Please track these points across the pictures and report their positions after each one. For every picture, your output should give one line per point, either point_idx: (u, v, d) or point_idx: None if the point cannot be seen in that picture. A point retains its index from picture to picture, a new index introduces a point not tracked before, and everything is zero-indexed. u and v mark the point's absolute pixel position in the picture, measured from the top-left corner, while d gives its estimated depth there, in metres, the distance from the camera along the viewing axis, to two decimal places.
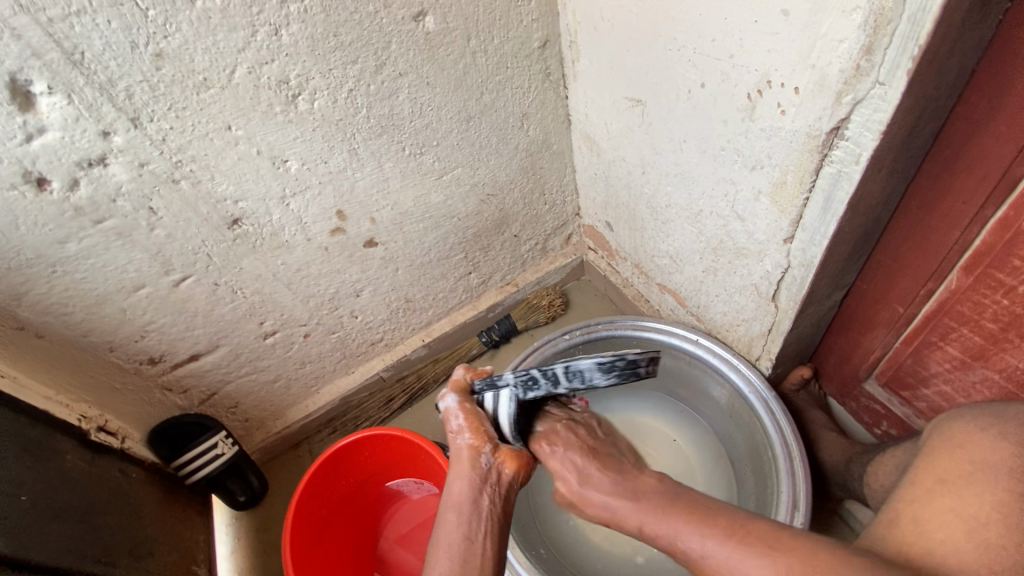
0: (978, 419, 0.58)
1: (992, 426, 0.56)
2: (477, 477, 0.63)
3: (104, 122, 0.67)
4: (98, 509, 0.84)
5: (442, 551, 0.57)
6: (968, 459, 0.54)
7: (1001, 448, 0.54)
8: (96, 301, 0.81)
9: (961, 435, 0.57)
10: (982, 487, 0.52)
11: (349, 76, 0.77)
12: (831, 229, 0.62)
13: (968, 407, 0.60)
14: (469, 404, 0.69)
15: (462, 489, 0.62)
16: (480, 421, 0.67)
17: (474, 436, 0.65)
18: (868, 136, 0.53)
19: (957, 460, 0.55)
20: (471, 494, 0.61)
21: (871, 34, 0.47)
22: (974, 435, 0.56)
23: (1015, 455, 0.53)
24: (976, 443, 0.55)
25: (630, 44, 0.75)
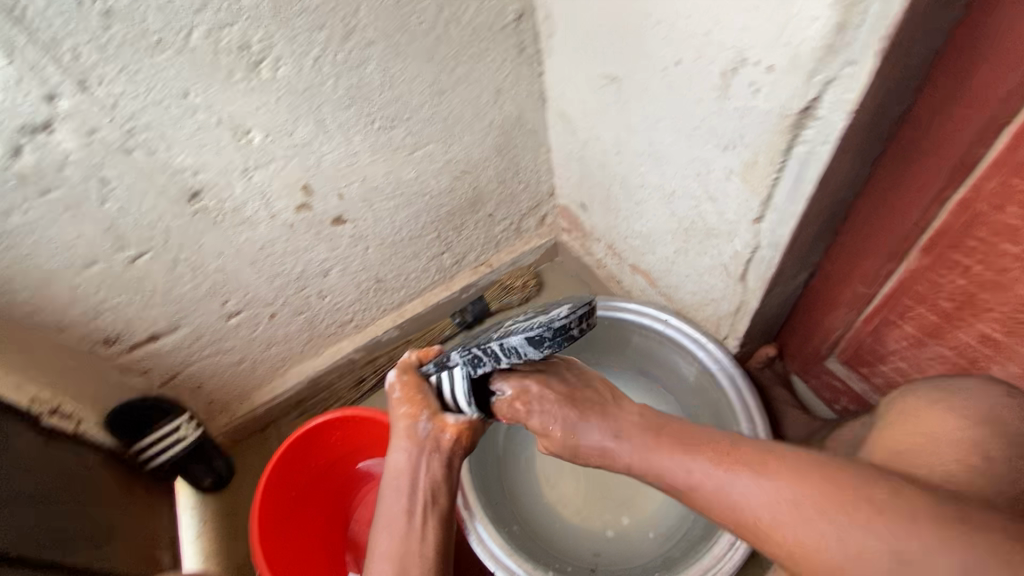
0: (930, 392, 0.61)
1: (946, 398, 0.59)
2: (415, 448, 0.70)
3: (48, 85, 0.62)
4: (53, 496, 0.81)
5: (384, 521, 0.65)
6: (923, 430, 0.57)
7: (955, 417, 0.57)
8: (45, 278, 0.77)
9: (916, 408, 0.59)
10: (940, 453, 0.54)
11: (315, 43, 0.74)
12: (800, 209, 0.64)
13: (922, 381, 0.64)
14: (411, 376, 0.75)
15: (402, 461, 0.70)
16: (419, 390, 0.74)
17: (410, 411, 0.72)
18: (838, 116, 0.53)
19: (913, 429, 0.58)
20: (411, 464, 0.69)
21: (844, 13, 0.47)
22: (927, 408, 0.59)
23: (969, 424, 0.55)
24: (930, 413, 0.58)
25: (606, 18, 0.74)
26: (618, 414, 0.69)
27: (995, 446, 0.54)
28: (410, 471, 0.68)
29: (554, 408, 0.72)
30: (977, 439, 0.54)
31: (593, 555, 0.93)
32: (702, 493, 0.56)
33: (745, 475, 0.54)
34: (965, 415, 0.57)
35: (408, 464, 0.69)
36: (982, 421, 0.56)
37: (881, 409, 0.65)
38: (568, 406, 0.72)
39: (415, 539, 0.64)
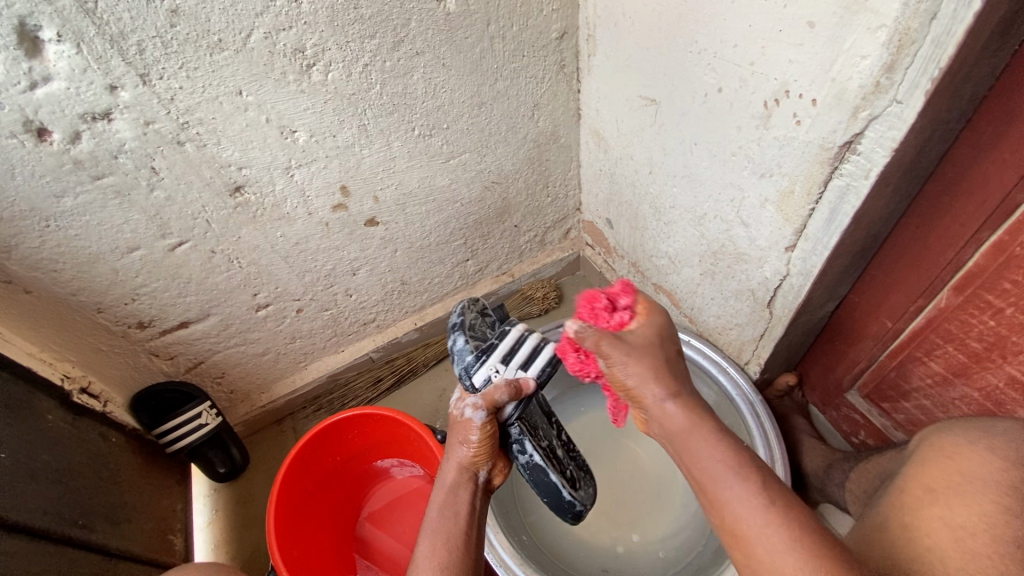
0: (966, 434, 0.59)
1: (978, 441, 0.57)
2: (475, 491, 0.65)
3: (112, 76, 0.65)
4: (76, 472, 0.83)
5: (438, 540, 0.58)
6: (958, 472, 0.56)
7: (989, 461, 0.55)
8: (89, 259, 0.79)
9: (951, 449, 0.58)
10: (970, 497, 0.53)
11: (366, 50, 0.76)
12: (834, 240, 0.64)
13: (957, 421, 0.62)
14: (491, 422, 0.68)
15: (461, 495, 0.63)
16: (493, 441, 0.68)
17: (474, 451, 0.66)
18: (879, 152, 0.54)
19: (947, 471, 0.56)
20: (468, 498, 0.64)
21: (894, 53, 0.48)
22: (962, 449, 0.58)
23: (1002, 469, 0.54)
24: (965, 454, 0.57)
25: (650, 43, 0.76)
26: (678, 379, 0.58)
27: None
28: (458, 501, 0.62)
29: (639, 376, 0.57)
30: (1007, 485, 0.53)
31: (601, 572, 0.92)
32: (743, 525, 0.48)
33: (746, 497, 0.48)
34: (997, 459, 0.55)
35: (445, 516, 0.60)
36: (1016, 467, 0.54)
37: (915, 445, 0.64)
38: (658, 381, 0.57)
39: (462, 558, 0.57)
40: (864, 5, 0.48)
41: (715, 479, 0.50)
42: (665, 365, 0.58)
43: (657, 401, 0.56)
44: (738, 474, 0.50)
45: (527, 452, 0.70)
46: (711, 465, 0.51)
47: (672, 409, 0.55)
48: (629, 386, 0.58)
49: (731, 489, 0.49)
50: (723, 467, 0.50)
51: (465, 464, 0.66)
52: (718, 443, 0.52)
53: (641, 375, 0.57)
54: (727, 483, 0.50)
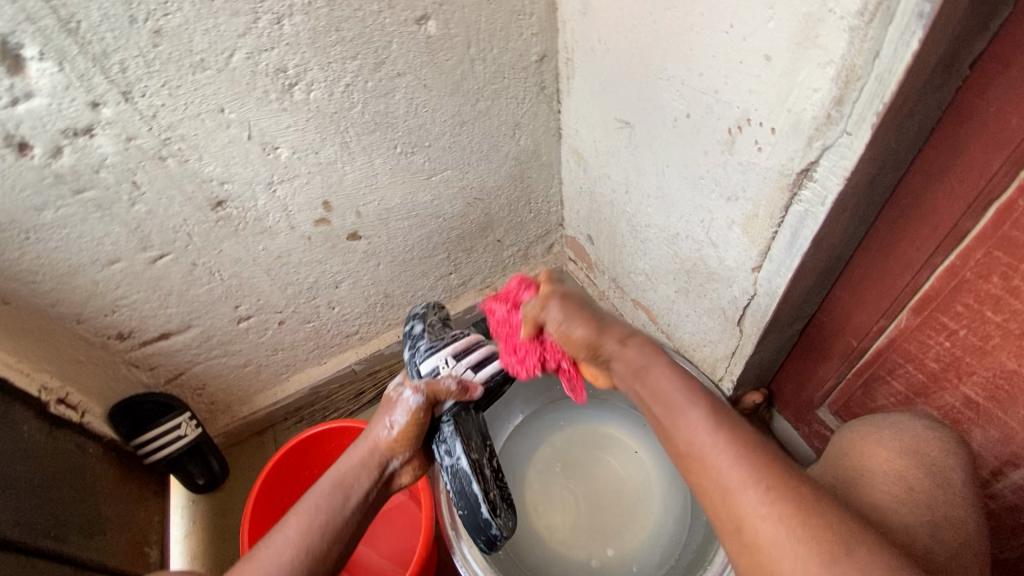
0: (863, 431, 0.64)
1: (873, 437, 0.63)
2: (379, 477, 0.63)
3: (94, 94, 0.67)
4: (52, 483, 0.83)
5: (307, 514, 0.57)
6: (852, 470, 0.61)
7: (880, 456, 0.61)
8: (69, 271, 0.80)
9: (849, 447, 0.63)
10: (870, 488, 0.59)
11: (348, 71, 0.78)
12: (796, 263, 0.66)
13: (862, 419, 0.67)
14: (423, 414, 0.65)
15: (360, 478, 0.61)
16: (418, 432, 0.65)
17: (396, 435, 0.64)
18: (833, 180, 0.56)
19: (844, 469, 0.62)
20: (361, 483, 0.61)
21: (842, 87, 0.50)
22: (858, 445, 0.63)
23: (897, 463, 0.60)
24: (867, 452, 0.62)
25: (624, 67, 0.79)
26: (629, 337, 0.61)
27: (911, 483, 0.58)
28: (354, 486, 0.60)
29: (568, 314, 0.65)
30: (894, 476, 0.59)
31: None
32: (721, 480, 0.47)
33: (728, 454, 0.47)
34: (886, 453, 0.61)
35: (335, 497, 0.59)
36: (902, 458, 0.60)
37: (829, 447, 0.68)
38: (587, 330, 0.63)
39: (321, 545, 0.56)
40: (814, 40, 0.50)
41: (697, 435, 0.50)
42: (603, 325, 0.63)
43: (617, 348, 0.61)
44: (717, 438, 0.48)
45: (454, 455, 0.69)
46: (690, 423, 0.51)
47: (626, 353, 0.60)
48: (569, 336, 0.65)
49: (692, 417, 0.51)
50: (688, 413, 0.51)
51: (382, 448, 0.64)
52: (679, 378, 0.55)
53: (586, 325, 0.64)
54: (693, 422, 0.50)
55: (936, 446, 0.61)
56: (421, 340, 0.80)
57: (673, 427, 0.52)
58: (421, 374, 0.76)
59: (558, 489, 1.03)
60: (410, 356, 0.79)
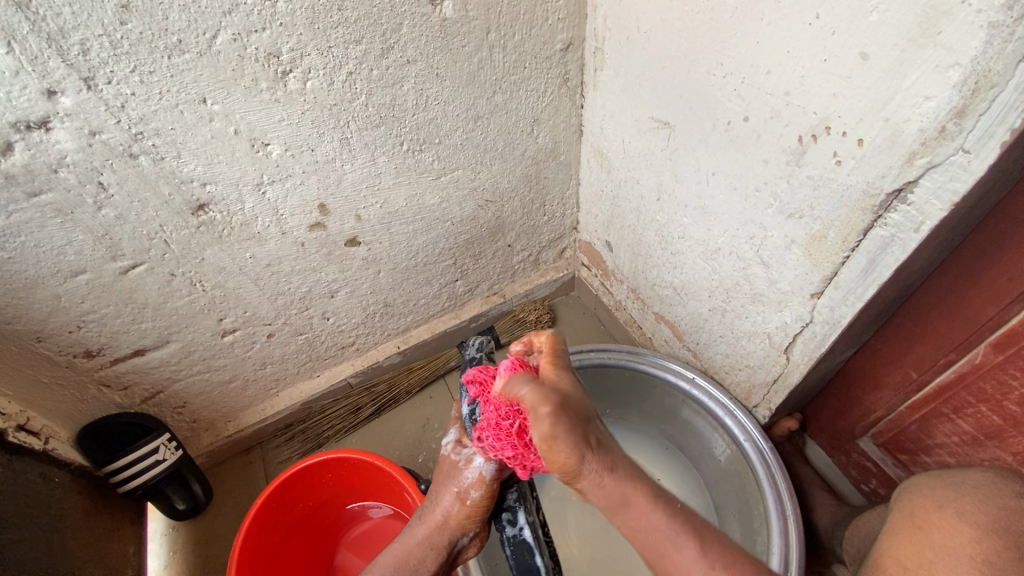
0: (937, 498, 0.55)
1: (949, 505, 0.53)
2: (445, 555, 0.60)
3: (49, 80, 0.56)
4: (11, 523, 0.72)
5: None
6: (928, 544, 0.52)
7: (961, 531, 0.51)
8: (25, 285, 0.69)
9: (921, 515, 0.54)
10: None
11: (350, 57, 0.68)
12: (869, 293, 0.58)
13: (925, 479, 0.59)
14: (493, 485, 0.58)
15: (427, 559, 0.59)
16: (485, 507, 0.59)
17: (464, 511, 0.59)
18: (935, 204, 0.48)
19: (917, 544, 0.52)
20: (430, 565, 0.59)
21: (967, 97, 0.41)
22: (933, 514, 0.53)
23: (974, 540, 0.50)
24: (936, 525, 0.52)
25: (667, 60, 0.69)
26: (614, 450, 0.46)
27: (1002, 571, 0.47)
28: (419, 569, 0.58)
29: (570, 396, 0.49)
30: (982, 560, 0.49)
31: None
32: None
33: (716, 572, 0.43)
34: (970, 528, 0.51)
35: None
36: (988, 536, 0.50)
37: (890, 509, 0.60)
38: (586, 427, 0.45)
39: None
40: (934, 38, 0.41)
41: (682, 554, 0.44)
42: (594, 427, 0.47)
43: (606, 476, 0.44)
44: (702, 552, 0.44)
45: (516, 524, 0.61)
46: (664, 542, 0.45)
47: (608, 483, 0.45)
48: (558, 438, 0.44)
49: (683, 551, 0.44)
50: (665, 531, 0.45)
51: (450, 523, 0.60)
52: (664, 504, 0.45)
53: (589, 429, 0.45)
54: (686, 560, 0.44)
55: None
56: None
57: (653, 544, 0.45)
58: (483, 436, 0.58)
59: (573, 518, 0.96)
60: (468, 411, 0.59)
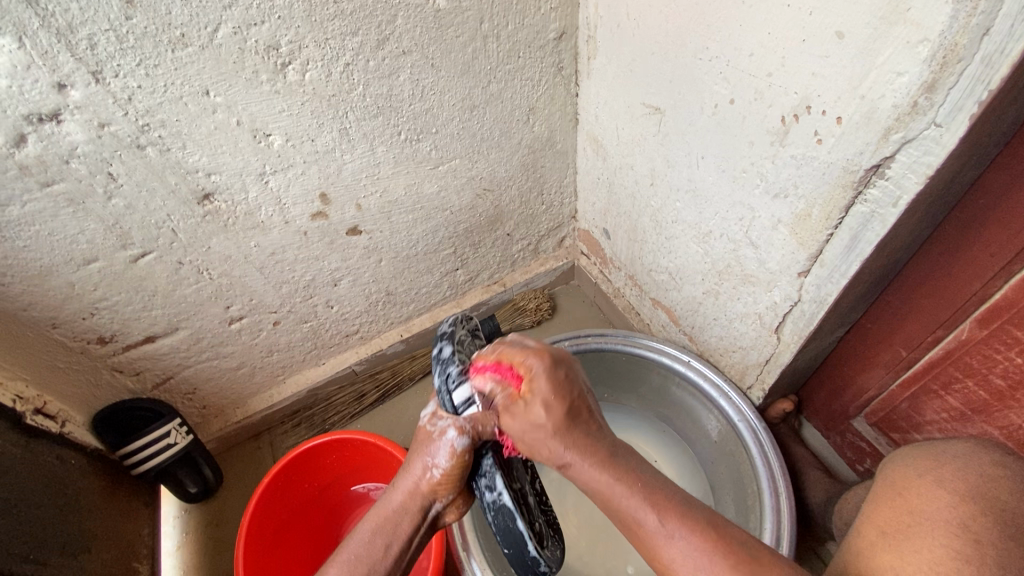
0: (919, 466, 0.59)
1: (931, 472, 0.57)
2: (423, 521, 0.61)
3: (60, 73, 0.58)
4: (30, 501, 0.76)
5: (349, 561, 0.56)
6: (907, 510, 0.55)
7: (939, 497, 0.55)
8: (41, 272, 0.72)
9: (903, 484, 0.58)
10: (923, 543, 0.52)
11: (347, 48, 0.70)
12: (853, 269, 0.59)
13: (906, 450, 0.62)
14: (466, 455, 0.60)
15: (403, 524, 0.60)
16: (459, 473, 0.61)
17: (438, 479, 0.61)
18: (911, 178, 0.49)
19: (897, 510, 0.56)
20: (407, 531, 0.60)
21: (936, 71, 0.43)
22: (915, 481, 0.57)
23: (953, 507, 0.54)
24: (916, 493, 0.56)
25: (655, 46, 0.70)
26: (589, 431, 0.53)
27: (975, 535, 0.51)
28: (396, 533, 0.59)
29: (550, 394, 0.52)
30: (957, 524, 0.52)
31: None
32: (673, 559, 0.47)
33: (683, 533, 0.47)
34: (948, 494, 0.55)
35: (375, 544, 0.58)
36: (965, 502, 0.54)
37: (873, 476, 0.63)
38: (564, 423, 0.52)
39: None
40: (904, 15, 0.42)
41: (650, 529, 0.48)
42: (572, 422, 0.52)
43: (582, 461, 0.51)
44: (662, 520, 0.48)
45: (494, 489, 0.61)
46: (640, 514, 0.48)
47: (584, 466, 0.51)
48: (528, 439, 0.53)
49: (647, 521, 0.48)
50: (639, 508, 0.48)
51: (423, 490, 0.61)
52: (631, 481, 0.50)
53: (556, 434, 0.52)
54: (659, 531, 0.47)
55: (1004, 488, 0.54)
56: (453, 361, 0.61)
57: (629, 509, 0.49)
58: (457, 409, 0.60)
59: (572, 499, 0.98)
60: (439, 382, 0.61)
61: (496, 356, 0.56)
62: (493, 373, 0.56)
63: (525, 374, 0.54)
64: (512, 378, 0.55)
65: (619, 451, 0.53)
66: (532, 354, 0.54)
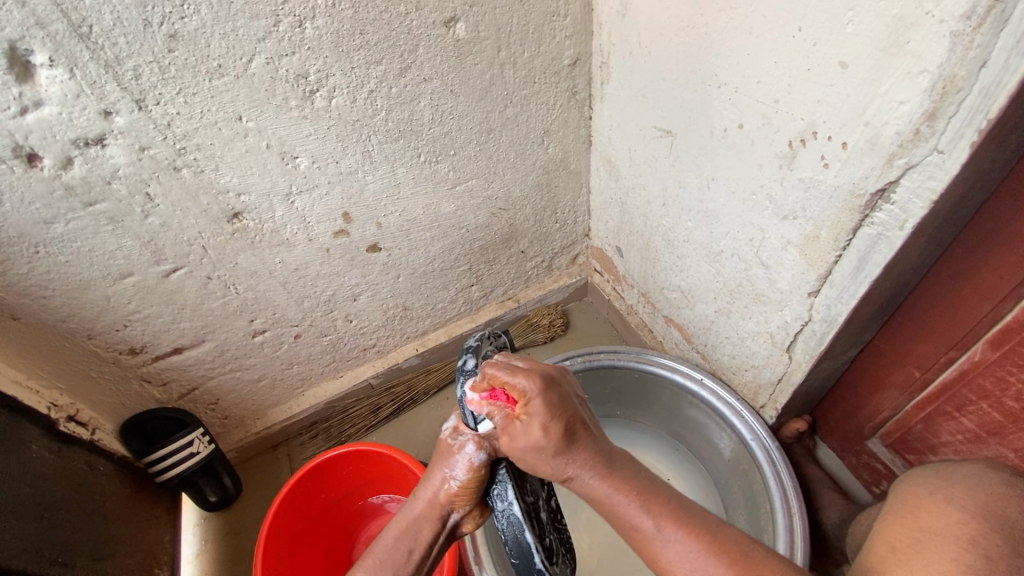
0: (930, 485, 0.60)
1: (941, 491, 0.58)
2: (441, 531, 0.63)
3: (106, 101, 0.63)
4: (60, 505, 0.79)
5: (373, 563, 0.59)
6: (918, 526, 0.56)
7: (948, 514, 0.55)
8: (79, 286, 0.76)
9: (913, 502, 0.59)
10: (930, 557, 0.53)
11: (372, 76, 0.74)
12: (862, 290, 0.60)
13: (922, 471, 0.64)
14: (481, 471, 0.61)
15: (421, 532, 0.61)
16: (477, 488, 0.61)
17: (455, 492, 0.62)
18: (916, 203, 0.50)
19: (908, 526, 0.57)
20: (426, 539, 0.61)
21: (937, 101, 0.44)
22: (924, 500, 0.58)
23: (962, 521, 0.54)
24: (926, 510, 0.57)
25: (667, 73, 0.73)
26: (587, 446, 0.54)
27: (986, 550, 0.51)
28: (417, 540, 0.61)
29: (542, 417, 0.52)
30: (967, 540, 0.53)
31: None
32: (670, 561, 0.50)
33: (677, 534, 0.50)
34: (957, 511, 0.55)
35: (398, 551, 0.60)
36: (976, 518, 0.54)
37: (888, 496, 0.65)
38: (560, 445, 0.53)
39: None
40: (905, 47, 0.44)
41: (647, 533, 0.51)
42: (569, 439, 0.53)
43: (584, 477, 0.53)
44: (658, 523, 0.51)
45: (505, 499, 0.62)
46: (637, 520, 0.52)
47: (586, 482, 0.54)
48: (529, 461, 0.54)
49: (644, 524, 0.51)
50: (637, 513, 0.52)
51: (442, 499, 0.62)
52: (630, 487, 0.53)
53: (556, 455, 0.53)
54: (657, 533, 0.51)
55: (1012, 506, 0.54)
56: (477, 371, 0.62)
57: (626, 515, 0.52)
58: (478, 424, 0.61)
59: (583, 517, 0.99)
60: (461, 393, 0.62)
61: (488, 383, 0.56)
62: (488, 399, 0.56)
63: (517, 398, 0.54)
64: (507, 403, 0.55)
65: (617, 461, 0.55)
66: (521, 376, 0.54)
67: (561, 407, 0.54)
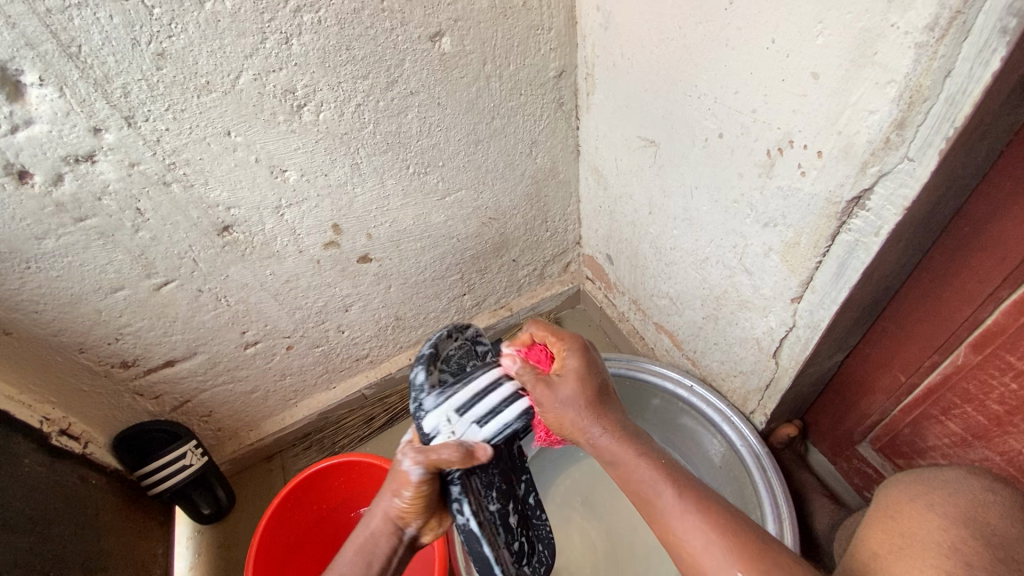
0: (910, 490, 0.60)
1: (920, 498, 0.58)
2: (401, 540, 0.63)
3: (96, 119, 0.64)
4: (52, 518, 0.79)
5: None
6: (898, 532, 0.56)
7: (930, 520, 0.55)
8: (71, 300, 0.77)
9: (895, 507, 0.59)
10: (911, 563, 0.52)
11: (358, 90, 0.75)
12: (843, 295, 0.60)
13: (903, 476, 0.63)
14: (426, 487, 0.59)
15: (379, 545, 0.61)
16: (427, 501, 0.60)
17: (405, 506, 0.60)
18: (890, 210, 0.51)
19: (889, 533, 0.56)
20: (386, 550, 0.62)
21: (905, 110, 0.45)
22: (906, 505, 0.58)
23: (943, 529, 0.54)
24: (907, 516, 0.57)
25: (649, 84, 0.74)
26: (614, 413, 0.60)
27: (967, 556, 0.51)
28: (375, 553, 0.61)
29: (575, 373, 0.60)
30: (948, 547, 0.52)
31: None
32: (680, 526, 0.52)
33: (693, 505, 0.53)
34: (938, 518, 0.55)
35: (355, 568, 0.59)
36: (956, 526, 0.54)
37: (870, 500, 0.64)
38: (586, 404, 0.59)
39: None
40: (872, 58, 0.45)
41: (665, 500, 0.54)
42: (598, 399, 0.60)
43: (604, 431, 0.58)
44: (675, 491, 0.54)
45: (464, 514, 0.61)
46: (656, 488, 0.55)
47: (605, 440, 0.58)
48: (558, 414, 0.59)
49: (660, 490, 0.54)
50: (656, 481, 0.55)
51: (393, 515, 0.61)
52: (652, 460, 0.57)
53: (586, 407, 0.59)
54: (674, 503, 0.53)
55: (994, 515, 0.55)
56: (425, 390, 0.63)
57: (644, 483, 0.56)
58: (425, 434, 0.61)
59: (577, 526, 0.98)
60: (413, 407, 0.63)
61: (529, 339, 0.67)
62: (524, 355, 0.65)
63: (556, 354, 0.63)
64: (544, 358, 0.65)
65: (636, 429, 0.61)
66: (563, 335, 0.64)
67: (591, 372, 0.61)
